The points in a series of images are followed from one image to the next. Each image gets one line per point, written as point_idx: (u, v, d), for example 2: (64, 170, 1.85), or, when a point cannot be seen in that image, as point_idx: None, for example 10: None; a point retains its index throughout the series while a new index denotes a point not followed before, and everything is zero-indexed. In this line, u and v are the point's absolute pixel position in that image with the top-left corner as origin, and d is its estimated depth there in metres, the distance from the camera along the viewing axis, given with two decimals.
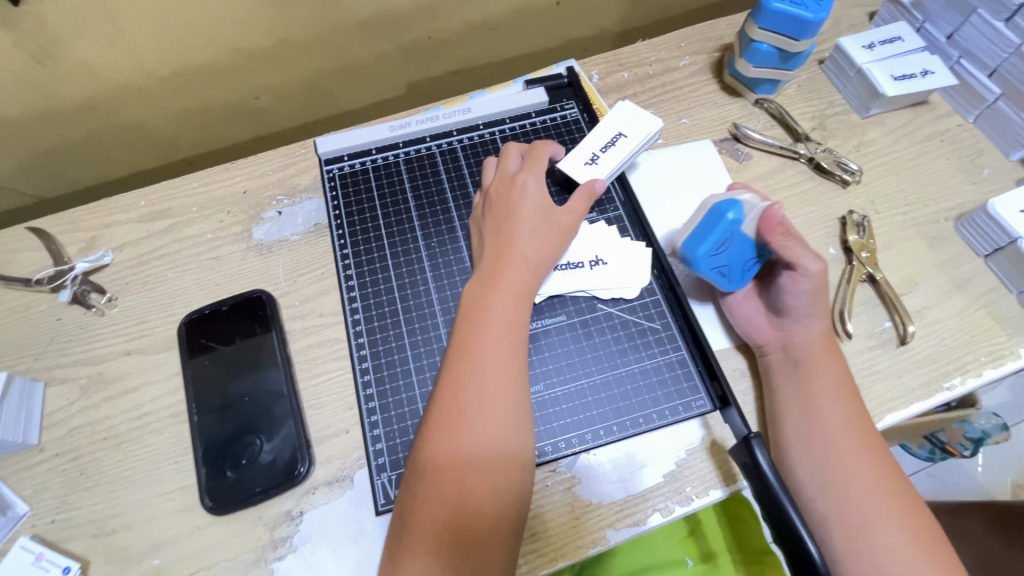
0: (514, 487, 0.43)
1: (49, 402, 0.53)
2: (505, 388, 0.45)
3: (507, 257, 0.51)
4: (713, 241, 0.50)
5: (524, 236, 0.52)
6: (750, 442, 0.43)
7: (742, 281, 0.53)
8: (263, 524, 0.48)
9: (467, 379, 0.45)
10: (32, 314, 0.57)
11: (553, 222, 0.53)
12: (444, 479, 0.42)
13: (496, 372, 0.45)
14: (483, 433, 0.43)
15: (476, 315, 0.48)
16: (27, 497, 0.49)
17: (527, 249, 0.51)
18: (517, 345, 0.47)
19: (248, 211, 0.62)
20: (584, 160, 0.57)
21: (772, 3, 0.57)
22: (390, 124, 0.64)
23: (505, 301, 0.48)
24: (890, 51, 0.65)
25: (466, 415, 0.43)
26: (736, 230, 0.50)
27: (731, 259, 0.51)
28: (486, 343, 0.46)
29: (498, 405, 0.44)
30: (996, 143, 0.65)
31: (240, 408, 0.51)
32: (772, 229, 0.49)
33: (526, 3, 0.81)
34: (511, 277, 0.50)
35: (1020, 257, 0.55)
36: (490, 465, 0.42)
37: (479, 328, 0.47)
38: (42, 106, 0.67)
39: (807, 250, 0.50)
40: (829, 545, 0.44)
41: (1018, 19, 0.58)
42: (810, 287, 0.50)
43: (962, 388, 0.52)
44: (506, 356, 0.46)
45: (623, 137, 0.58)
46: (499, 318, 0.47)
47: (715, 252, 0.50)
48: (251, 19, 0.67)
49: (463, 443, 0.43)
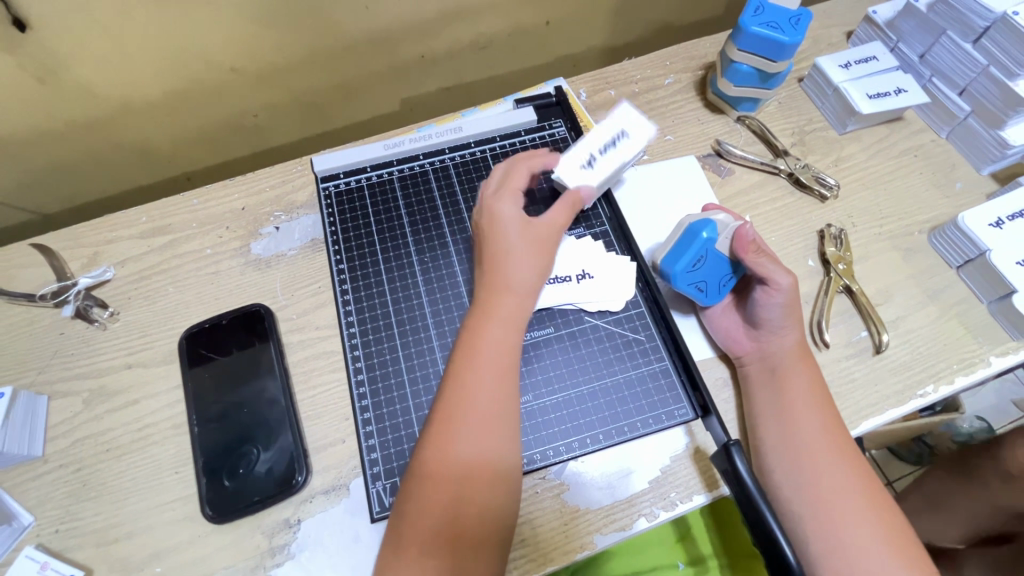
0: (499, 510, 0.44)
1: (53, 414, 0.54)
2: (496, 415, 0.46)
3: (496, 284, 0.51)
4: (689, 258, 0.53)
5: (511, 262, 0.52)
6: (729, 449, 0.45)
7: (719, 296, 0.55)
8: (262, 532, 0.49)
9: (459, 407, 0.46)
10: (36, 329, 0.58)
11: (538, 241, 0.53)
12: (438, 500, 0.43)
13: (487, 399, 0.46)
14: (475, 459, 0.45)
15: (468, 343, 0.49)
16: (31, 507, 0.50)
17: (515, 275, 0.51)
18: (507, 372, 0.48)
19: (247, 227, 0.64)
20: (579, 162, 0.57)
21: (750, 26, 0.59)
22: (384, 142, 0.66)
23: (496, 330, 0.49)
24: (864, 71, 0.68)
25: (458, 441, 0.45)
26: (710, 248, 0.53)
27: (707, 276, 0.54)
28: (478, 371, 0.47)
29: (490, 428, 0.46)
30: (968, 158, 0.68)
31: (238, 419, 0.52)
32: (745, 248, 0.52)
33: (516, 23, 0.84)
34: (501, 305, 0.50)
35: (989, 268, 0.57)
36: (482, 485, 0.44)
37: (470, 356, 0.48)
38: (44, 125, 0.69)
39: (778, 265, 0.52)
40: (805, 546, 0.46)
41: (984, 41, 0.61)
42: (783, 301, 0.52)
43: (934, 395, 0.55)
44: (498, 385, 0.47)
45: (622, 143, 0.57)
46: (490, 346, 0.48)
47: (692, 268, 0.53)
48: (250, 40, 0.69)
49: (456, 468, 0.44)
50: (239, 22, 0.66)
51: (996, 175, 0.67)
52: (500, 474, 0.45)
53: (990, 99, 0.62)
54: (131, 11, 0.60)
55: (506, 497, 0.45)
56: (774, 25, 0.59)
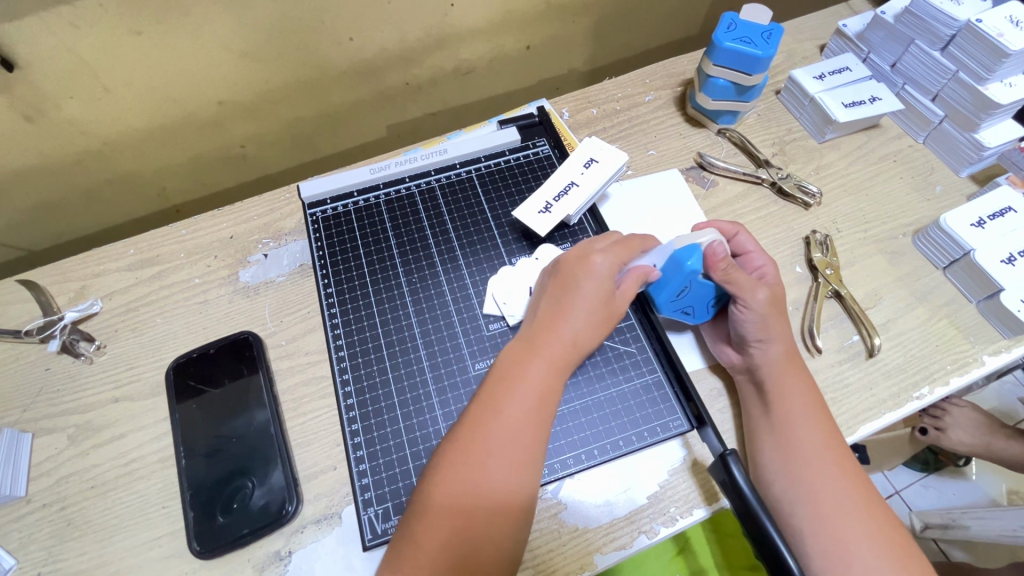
0: (508, 544, 0.43)
1: (37, 452, 0.53)
2: (528, 451, 0.45)
3: (552, 323, 0.50)
4: (672, 289, 0.53)
5: (577, 314, 0.50)
6: (726, 459, 0.44)
7: (709, 314, 0.55)
8: (252, 566, 0.48)
9: (488, 437, 0.44)
10: (21, 366, 0.57)
11: (610, 307, 0.51)
12: (454, 526, 0.42)
13: (521, 435, 0.45)
14: (499, 492, 0.43)
15: (511, 376, 0.48)
16: (13, 550, 0.49)
17: (576, 327, 0.50)
18: (545, 413, 0.47)
19: (235, 255, 0.64)
20: (538, 208, 0.60)
21: (723, 41, 0.61)
22: (370, 166, 0.67)
23: (543, 370, 0.48)
24: (838, 81, 0.70)
25: (482, 469, 0.44)
26: (695, 278, 0.52)
27: (693, 301, 0.54)
28: (515, 406, 0.46)
29: (519, 460, 0.44)
30: (946, 160, 0.69)
31: (228, 450, 0.51)
32: (714, 264, 0.51)
33: (498, 48, 0.86)
34: (552, 346, 0.49)
35: (975, 267, 0.58)
36: (500, 517, 0.43)
37: (512, 388, 0.47)
38: (35, 162, 0.69)
39: (748, 280, 0.51)
40: (808, 560, 0.45)
41: (952, 48, 0.63)
42: (755, 315, 0.51)
43: (931, 397, 0.54)
44: (532, 425, 0.46)
45: (594, 165, 0.62)
46: (532, 385, 0.47)
47: (675, 298, 0.53)
48: (236, 73, 0.70)
49: (478, 496, 0.43)
50: (225, 56, 0.67)
51: (974, 176, 0.68)
52: (519, 509, 0.44)
53: (963, 104, 0.64)
54: (120, 49, 0.61)
55: (518, 534, 0.44)
56: (747, 39, 0.61)
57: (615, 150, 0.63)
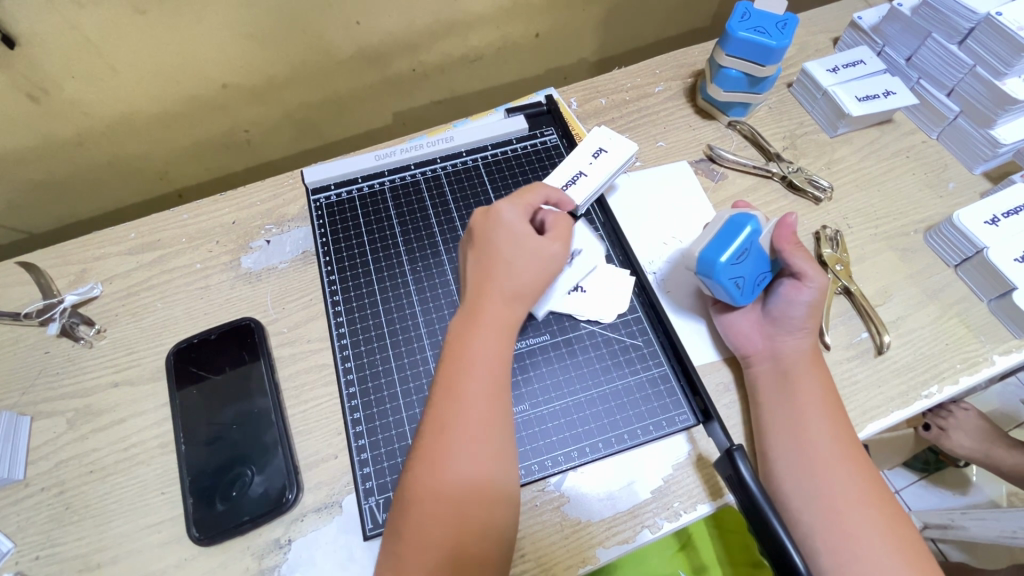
0: (497, 523, 0.42)
1: (35, 436, 0.52)
2: (486, 417, 0.44)
3: (489, 287, 0.49)
4: (735, 248, 0.50)
5: (507, 267, 0.50)
6: (733, 454, 0.43)
7: (750, 296, 0.52)
8: (251, 554, 0.47)
9: (450, 420, 0.44)
10: (20, 348, 0.57)
11: (536, 250, 0.51)
12: (435, 513, 0.41)
13: (478, 407, 0.44)
14: (471, 471, 0.42)
15: (454, 352, 0.47)
16: (10, 533, 0.48)
17: (510, 280, 0.50)
18: (497, 374, 0.46)
19: (237, 241, 0.63)
20: None
21: (737, 31, 0.60)
22: (375, 153, 0.66)
23: (485, 334, 0.47)
24: (853, 74, 0.69)
25: (448, 454, 0.43)
26: (754, 241, 0.51)
27: (746, 272, 0.51)
28: (469, 381, 0.45)
29: (482, 434, 0.44)
30: (959, 157, 0.68)
31: (228, 438, 0.51)
32: (784, 239, 0.53)
33: (506, 36, 0.85)
34: (490, 309, 0.49)
35: (987, 266, 0.57)
36: (482, 495, 0.42)
37: (459, 360, 0.46)
38: (35, 143, 0.68)
39: (812, 264, 0.53)
40: (816, 558, 0.44)
41: (971, 41, 0.61)
42: (809, 299, 0.52)
43: (940, 396, 0.53)
44: (485, 393, 0.45)
45: (605, 152, 0.61)
46: (478, 354, 0.46)
47: (736, 262, 0.50)
48: (240, 56, 0.69)
49: (451, 480, 0.42)
50: (230, 39, 0.66)
51: (988, 174, 0.67)
52: (496, 481, 0.43)
53: (979, 100, 0.63)
54: (122, 29, 0.60)
55: (506, 508, 0.43)
56: (761, 29, 0.60)
57: (624, 139, 0.62)
